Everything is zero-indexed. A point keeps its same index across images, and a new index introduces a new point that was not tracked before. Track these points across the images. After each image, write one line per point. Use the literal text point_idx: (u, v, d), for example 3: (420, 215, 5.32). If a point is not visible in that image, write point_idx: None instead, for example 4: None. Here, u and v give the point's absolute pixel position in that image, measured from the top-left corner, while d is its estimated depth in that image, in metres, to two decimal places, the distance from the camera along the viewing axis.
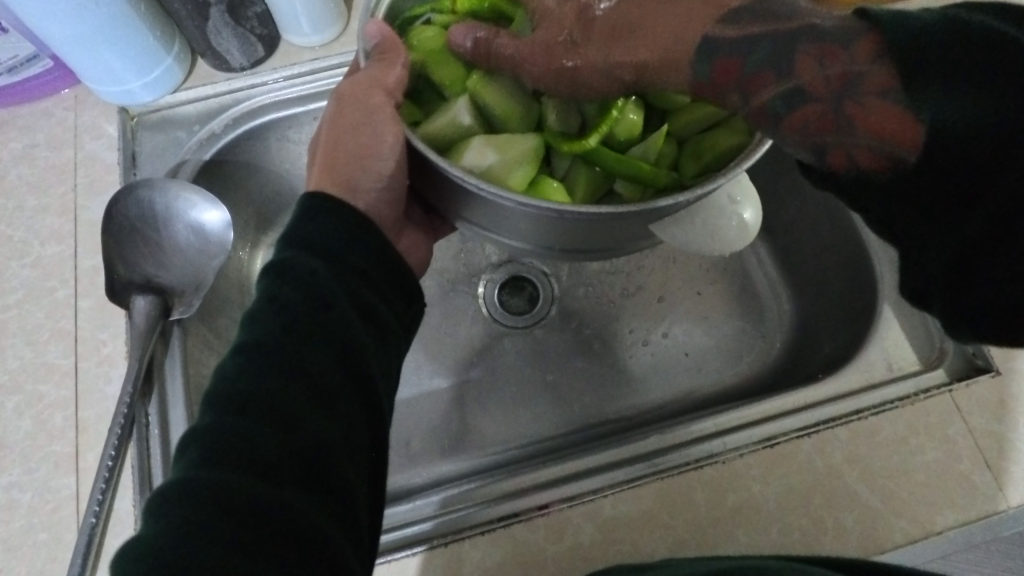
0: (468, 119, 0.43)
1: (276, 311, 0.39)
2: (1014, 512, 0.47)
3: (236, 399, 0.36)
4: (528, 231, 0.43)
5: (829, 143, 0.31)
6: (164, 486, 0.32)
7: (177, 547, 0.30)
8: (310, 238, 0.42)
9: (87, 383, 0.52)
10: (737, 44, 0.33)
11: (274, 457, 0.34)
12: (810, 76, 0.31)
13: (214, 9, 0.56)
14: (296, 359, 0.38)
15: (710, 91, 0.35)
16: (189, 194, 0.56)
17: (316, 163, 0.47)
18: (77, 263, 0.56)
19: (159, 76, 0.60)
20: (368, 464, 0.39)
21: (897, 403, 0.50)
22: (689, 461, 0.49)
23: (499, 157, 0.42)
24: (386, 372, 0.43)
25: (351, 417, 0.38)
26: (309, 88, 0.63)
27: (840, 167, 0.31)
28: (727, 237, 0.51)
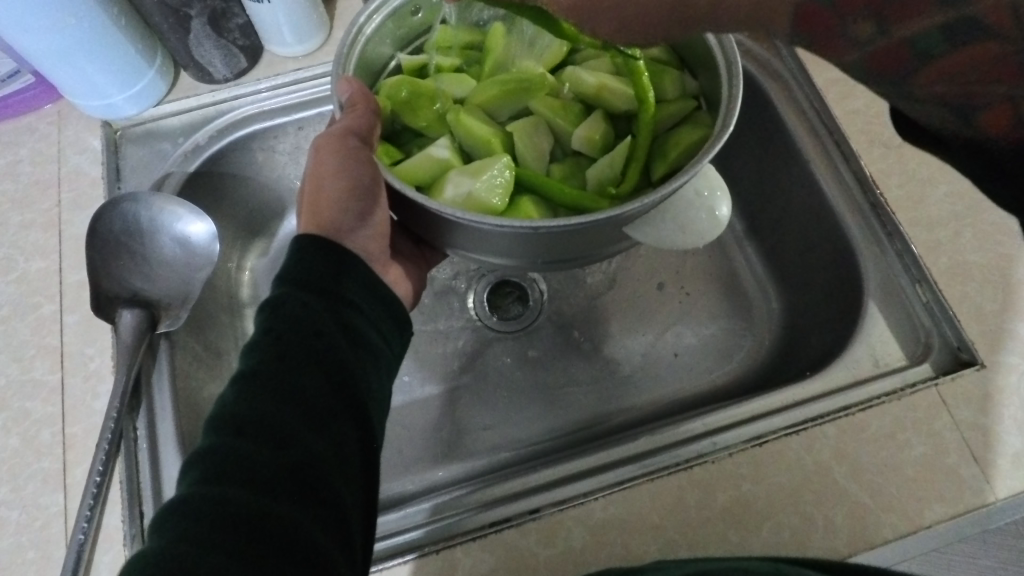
0: (446, 152, 0.45)
1: (271, 341, 0.39)
2: (1002, 505, 0.47)
3: (234, 423, 0.35)
4: (513, 251, 0.43)
5: (997, 93, 0.25)
6: (168, 504, 0.32)
7: (183, 559, 0.30)
8: (300, 272, 0.43)
9: (74, 398, 0.52)
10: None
11: (271, 473, 0.34)
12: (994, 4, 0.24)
13: (195, 21, 0.56)
14: (290, 384, 0.38)
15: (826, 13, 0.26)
16: (174, 207, 0.56)
17: (302, 204, 0.49)
18: (62, 278, 0.56)
19: (142, 89, 0.60)
20: (360, 477, 0.38)
21: (884, 398, 0.50)
22: (678, 461, 0.49)
23: (477, 183, 0.42)
24: (376, 396, 0.43)
25: (344, 437, 0.38)
26: (292, 97, 0.63)
27: (998, 128, 0.26)
28: (697, 228, 0.50)
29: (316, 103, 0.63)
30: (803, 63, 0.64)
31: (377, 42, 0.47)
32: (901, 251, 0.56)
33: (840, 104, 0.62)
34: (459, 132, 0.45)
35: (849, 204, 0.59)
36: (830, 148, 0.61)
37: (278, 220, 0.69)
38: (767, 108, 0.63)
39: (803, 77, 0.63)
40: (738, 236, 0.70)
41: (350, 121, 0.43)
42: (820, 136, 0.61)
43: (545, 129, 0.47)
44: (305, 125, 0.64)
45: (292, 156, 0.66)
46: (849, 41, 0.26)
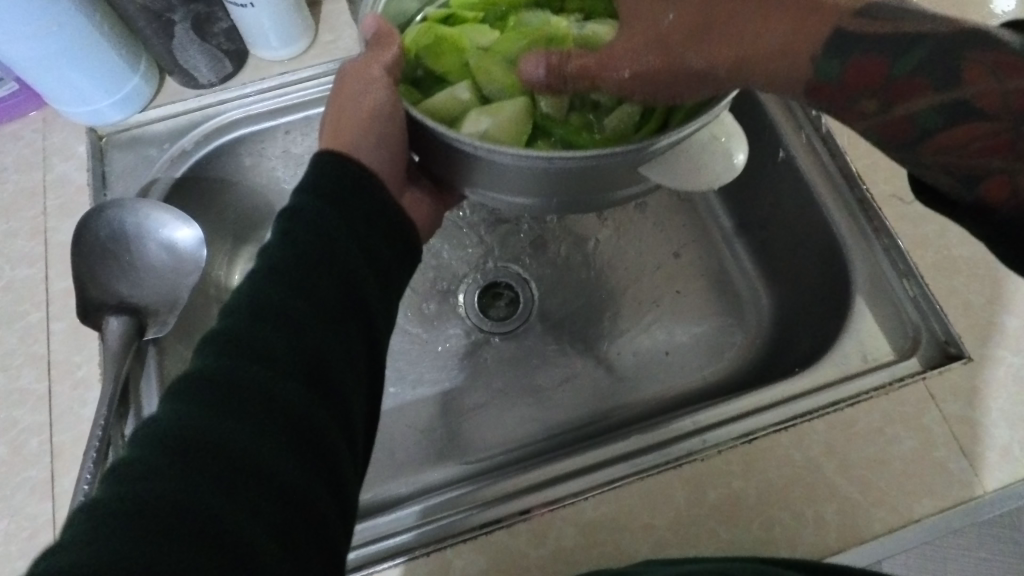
0: (466, 93, 0.43)
1: (288, 243, 0.39)
2: (990, 498, 0.47)
3: (250, 310, 0.36)
4: (532, 188, 0.42)
5: (996, 167, 0.33)
6: (183, 373, 0.34)
7: (194, 425, 0.31)
8: (319, 178, 0.42)
9: (61, 407, 0.52)
10: (876, 44, 0.35)
11: (281, 363, 0.35)
12: (980, 90, 0.32)
13: (179, 26, 0.56)
14: (306, 285, 0.37)
15: (837, 92, 0.36)
16: (160, 213, 0.56)
17: (325, 120, 0.47)
18: (49, 285, 0.56)
19: (128, 95, 0.60)
20: (366, 381, 0.39)
21: (872, 393, 0.50)
22: (668, 460, 0.49)
23: (495, 121, 0.41)
24: (389, 301, 0.43)
25: (354, 337, 0.38)
26: (278, 101, 0.63)
27: (995, 198, 0.33)
28: (713, 169, 0.48)
29: (303, 107, 0.63)
30: None
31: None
32: (888, 247, 0.56)
33: None
34: (478, 76, 0.43)
35: (837, 200, 0.59)
36: (817, 143, 0.61)
37: (266, 223, 0.68)
38: (754, 105, 0.63)
39: None
40: (727, 233, 0.70)
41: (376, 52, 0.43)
42: (806, 132, 0.61)
43: None
44: (291, 130, 0.64)
45: (280, 160, 0.66)
46: (858, 115, 0.37)
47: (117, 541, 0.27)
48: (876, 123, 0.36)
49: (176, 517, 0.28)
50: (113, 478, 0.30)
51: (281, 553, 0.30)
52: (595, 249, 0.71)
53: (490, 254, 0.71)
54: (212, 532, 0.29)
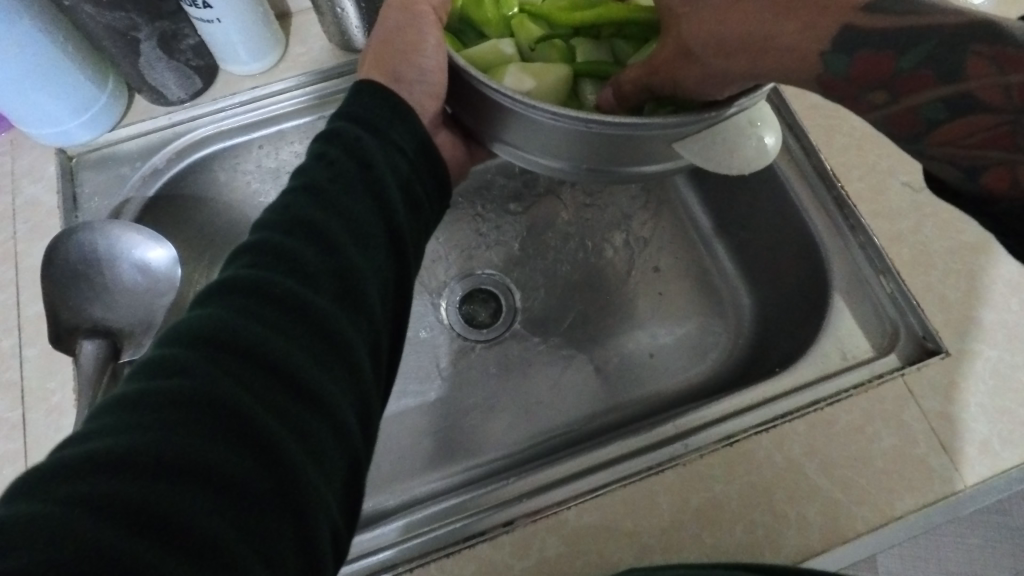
0: (511, 49, 0.47)
1: (324, 167, 0.41)
2: (971, 492, 0.48)
3: (286, 222, 0.38)
4: (561, 146, 0.44)
5: (995, 158, 0.33)
6: (220, 279, 0.35)
7: (230, 326, 0.32)
8: (356, 112, 0.45)
9: (36, 433, 0.51)
10: (884, 36, 0.34)
11: (317, 269, 0.36)
12: (985, 82, 0.32)
13: (145, 44, 0.55)
14: (340, 204, 0.39)
15: (846, 84, 0.37)
16: (131, 234, 0.55)
17: (369, 53, 0.51)
18: (20, 311, 0.55)
19: (96, 114, 0.59)
20: (391, 303, 0.40)
21: (851, 392, 0.50)
22: (651, 466, 0.49)
23: (537, 84, 0.46)
24: (416, 233, 0.45)
25: (383, 262, 0.40)
26: (249, 116, 0.63)
27: (994, 187, 0.33)
28: (744, 151, 0.45)
29: (275, 121, 0.63)
30: None
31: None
32: (864, 244, 0.56)
33: (798, 100, 0.62)
34: (523, 35, 0.48)
35: (812, 198, 0.59)
36: (791, 141, 0.61)
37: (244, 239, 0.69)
38: None
39: None
40: (707, 233, 0.70)
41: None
42: (779, 131, 0.62)
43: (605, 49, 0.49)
44: (264, 144, 0.64)
45: (254, 174, 0.66)
46: (869, 106, 0.37)
47: (149, 428, 0.28)
48: (888, 113, 0.36)
49: (208, 409, 0.29)
50: (146, 372, 0.30)
51: (305, 455, 0.31)
52: (575, 254, 0.70)
53: (470, 262, 0.71)
54: (239, 424, 0.29)
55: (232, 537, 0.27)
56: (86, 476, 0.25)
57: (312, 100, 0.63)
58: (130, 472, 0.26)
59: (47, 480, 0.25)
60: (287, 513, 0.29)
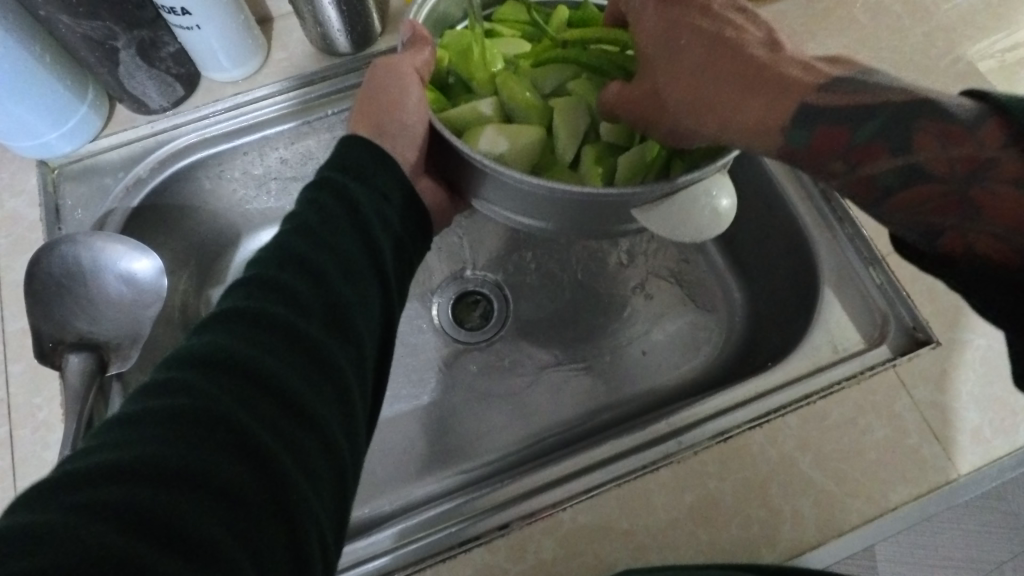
0: (489, 109, 0.46)
1: (313, 210, 0.41)
2: (964, 481, 0.48)
3: (278, 258, 0.38)
4: (529, 208, 0.44)
5: (947, 224, 0.35)
6: (214, 312, 0.35)
7: (227, 349, 0.32)
8: (345, 159, 0.44)
9: (24, 450, 0.50)
10: (836, 113, 0.37)
11: (307, 300, 0.36)
12: (932, 155, 0.35)
13: (123, 53, 0.54)
14: (330, 243, 0.39)
15: (808, 155, 0.39)
16: (115, 244, 0.55)
17: (359, 102, 0.50)
18: (4, 327, 0.55)
19: (76, 125, 0.58)
20: (377, 332, 0.40)
21: (843, 383, 0.50)
22: (645, 465, 0.49)
23: (511, 146, 0.44)
24: (398, 273, 0.44)
25: (370, 296, 0.40)
26: (232, 123, 0.62)
27: (951, 249, 0.36)
28: (696, 224, 0.44)
29: (258, 127, 0.62)
30: None
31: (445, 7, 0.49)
32: (852, 236, 0.56)
33: None
34: (504, 93, 0.46)
35: (799, 191, 0.59)
36: None
37: (232, 247, 0.70)
38: None
39: None
40: None
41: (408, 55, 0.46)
42: None
43: (586, 109, 0.46)
44: (249, 150, 0.63)
45: (239, 181, 0.66)
46: (830, 174, 0.39)
47: (147, 442, 0.27)
48: (847, 181, 0.38)
49: (207, 424, 0.29)
50: (144, 395, 0.30)
51: (298, 467, 0.31)
52: (566, 254, 0.70)
53: (460, 264, 0.70)
54: (236, 436, 0.29)
55: (229, 544, 0.26)
56: (83, 485, 0.25)
57: (295, 104, 0.63)
58: (128, 479, 0.26)
59: (46, 492, 0.25)
60: (280, 523, 0.29)
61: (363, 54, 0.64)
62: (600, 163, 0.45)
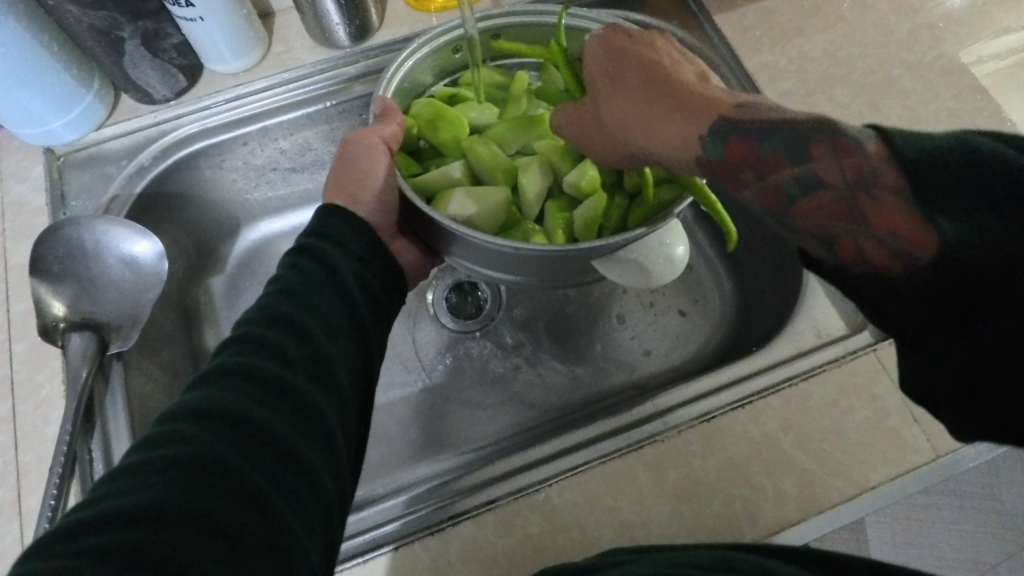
0: (458, 173, 0.50)
1: (296, 275, 0.42)
2: (944, 462, 0.49)
3: (265, 318, 0.39)
4: (503, 264, 0.47)
5: (842, 230, 0.31)
6: (206, 369, 0.37)
7: (220, 402, 0.34)
8: (322, 227, 0.46)
9: (26, 426, 0.52)
10: (749, 126, 0.34)
11: (293, 355, 0.38)
12: (826, 164, 0.31)
13: (128, 43, 0.56)
14: (312, 305, 0.41)
15: (721, 168, 0.35)
16: (118, 228, 0.56)
17: (330, 174, 0.52)
18: (9, 307, 0.56)
19: (81, 114, 0.60)
20: (360, 380, 0.41)
21: (825, 367, 0.52)
22: (630, 442, 0.50)
23: (479, 208, 0.48)
24: (380, 327, 0.46)
25: (351, 349, 0.41)
26: (234, 113, 0.63)
27: (848, 257, 0.31)
28: (652, 270, 0.51)
29: (258, 118, 0.64)
30: (732, 48, 0.65)
31: (419, 71, 0.53)
32: None
33: (771, 86, 0.64)
34: (472, 157, 0.50)
35: None
36: None
37: (232, 237, 0.73)
38: None
39: (732, 60, 0.64)
40: (687, 222, 0.72)
41: (378, 128, 0.49)
42: None
43: (547, 168, 0.51)
44: (250, 141, 0.65)
45: (237, 170, 0.68)
46: (740, 186, 0.35)
47: (153, 487, 0.29)
48: (755, 194, 0.34)
49: (205, 472, 0.30)
50: (146, 445, 0.32)
51: (290, 508, 0.32)
52: None
53: None
54: (231, 481, 0.31)
55: None
56: (91, 534, 0.27)
57: (295, 96, 0.64)
58: (133, 524, 0.28)
59: (60, 541, 0.27)
60: (273, 558, 0.30)
61: (363, 46, 0.66)
62: (562, 217, 0.50)
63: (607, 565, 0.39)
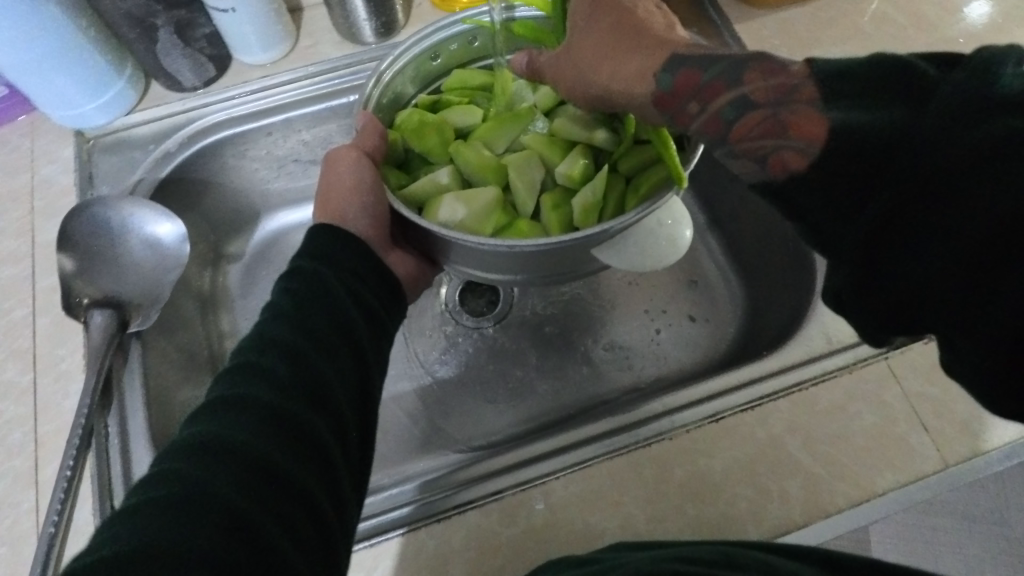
0: (446, 177, 0.51)
1: (291, 301, 0.42)
2: (953, 471, 0.48)
3: (259, 346, 0.39)
4: (505, 265, 0.48)
5: (770, 147, 0.32)
6: (202, 403, 0.36)
7: (214, 435, 0.33)
8: (318, 250, 0.46)
9: (46, 398, 0.53)
10: (697, 57, 0.37)
11: (289, 380, 0.37)
12: (757, 86, 0.33)
13: (162, 30, 0.58)
14: (307, 330, 0.41)
15: (671, 100, 0.37)
16: (141, 209, 0.58)
17: (318, 193, 0.53)
18: (35, 283, 0.58)
19: (112, 98, 0.62)
20: (358, 399, 0.41)
21: (835, 373, 0.52)
22: (637, 440, 0.50)
23: (469, 210, 0.49)
24: (378, 348, 0.45)
25: (347, 370, 0.41)
26: (259, 104, 0.65)
27: (776, 173, 0.32)
28: (657, 252, 0.52)
29: (282, 110, 0.65)
30: None
31: (401, 82, 0.54)
32: None
33: None
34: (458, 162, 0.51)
35: None
36: None
37: (252, 226, 0.74)
38: None
39: None
40: (700, 228, 0.73)
41: (358, 140, 0.49)
42: None
43: (537, 162, 0.52)
44: (273, 132, 0.66)
45: (259, 160, 0.69)
46: (687, 118, 0.36)
47: (147, 530, 0.29)
48: (699, 121, 0.35)
49: (202, 509, 0.30)
50: (142, 487, 0.31)
51: (289, 539, 0.32)
52: None
53: None
54: (228, 516, 0.30)
55: None
56: None
57: (320, 89, 0.66)
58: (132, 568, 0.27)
59: None
60: None
61: (387, 43, 0.67)
62: (558, 209, 0.50)
63: (610, 557, 0.39)
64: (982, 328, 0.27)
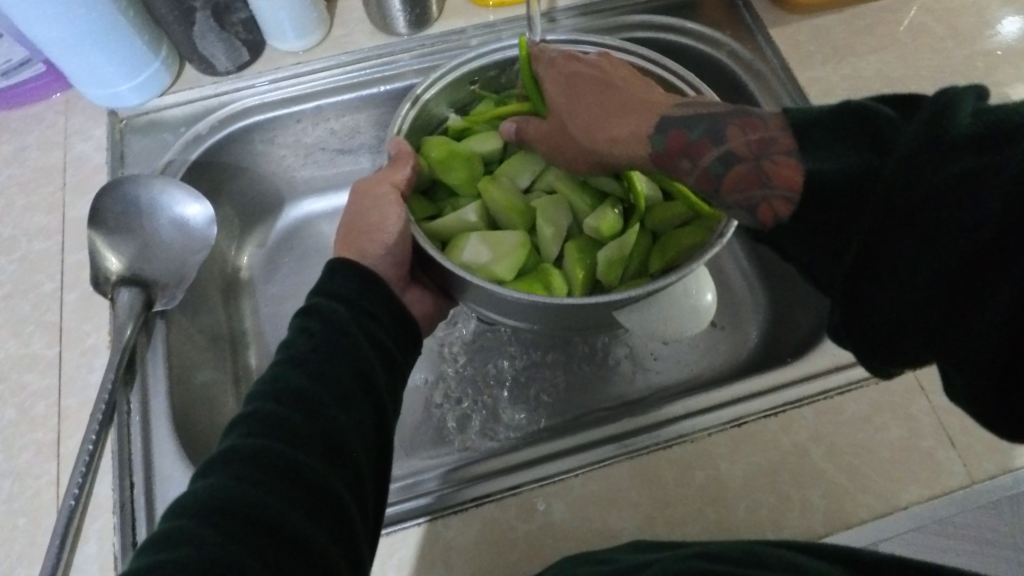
0: (473, 216, 0.53)
1: (308, 343, 0.42)
2: (979, 488, 0.48)
3: (274, 394, 0.39)
4: (523, 312, 0.49)
5: (759, 197, 0.35)
6: (214, 455, 0.36)
7: (225, 491, 0.33)
8: (334, 287, 0.46)
9: (70, 372, 0.53)
10: (683, 117, 0.41)
11: (304, 430, 0.37)
12: (738, 141, 0.37)
13: (199, 14, 0.58)
14: (324, 377, 0.40)
15: (666, 158, 0.41)
16: (173, 189, 0.58)
17: (337, 234, 0.51)
18: (64, 258, 0.58)
19: (147, 79, 0.62)
20: (374, 446, 0.40)
21: (861, 383, 0.51)
22: (658, 441, 0.50)
23: (494, 253, 0.51)
24: (394, 390, 0.45)
25: (364, 419, 0.40)
26: (292, 90, 0.65)
27: (768, 221, 0.35)
28: (678, 320, 0.53)
29: (314, 97, 0.65)
30: (786, 62, 0.65)
31: (433, 105, 0.55)
32: None
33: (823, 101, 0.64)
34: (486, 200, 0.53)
35: None
36: None
37: (276, 212, 0.74)
38: None
39: (783, 73, 0.64)
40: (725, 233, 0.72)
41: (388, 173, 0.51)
42: None
43: (565, 206, 0.54)
44: (303, 119, 0.66)
45: (288, 147, 0.69)
46: (682, 174, 0.40)
47: None
48: (692, 176, 0.40)
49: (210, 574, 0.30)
50: (150, 546, 0.31)
51: None
52: None
53: None
54: None
55: None
56: None
57: (352, 79, 0.66)
58: None
59: None
60: None
61: (420, 35, 0.67)
62: (582, 259, 0.52)
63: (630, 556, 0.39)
64: (961, 345, 0.28)
